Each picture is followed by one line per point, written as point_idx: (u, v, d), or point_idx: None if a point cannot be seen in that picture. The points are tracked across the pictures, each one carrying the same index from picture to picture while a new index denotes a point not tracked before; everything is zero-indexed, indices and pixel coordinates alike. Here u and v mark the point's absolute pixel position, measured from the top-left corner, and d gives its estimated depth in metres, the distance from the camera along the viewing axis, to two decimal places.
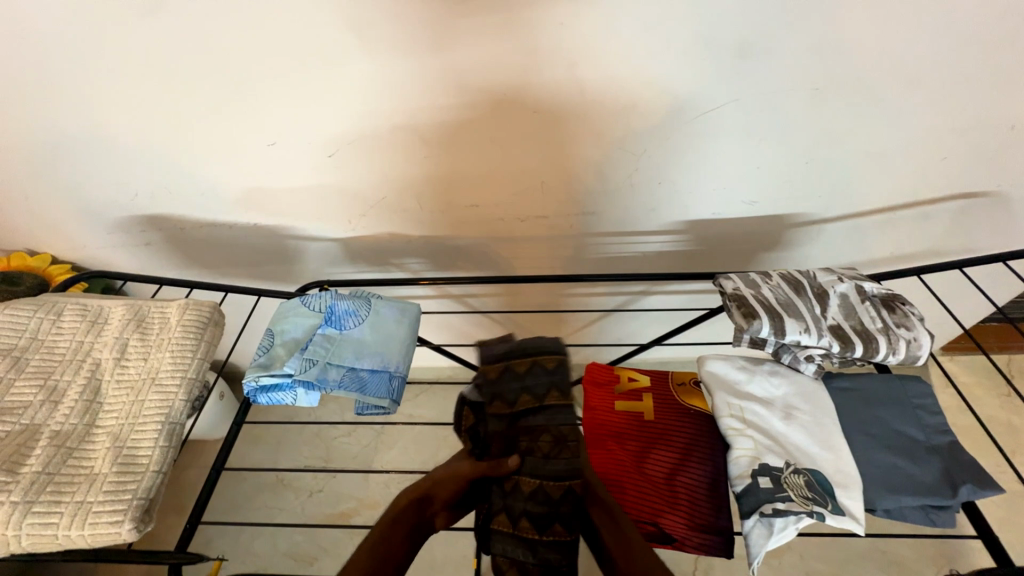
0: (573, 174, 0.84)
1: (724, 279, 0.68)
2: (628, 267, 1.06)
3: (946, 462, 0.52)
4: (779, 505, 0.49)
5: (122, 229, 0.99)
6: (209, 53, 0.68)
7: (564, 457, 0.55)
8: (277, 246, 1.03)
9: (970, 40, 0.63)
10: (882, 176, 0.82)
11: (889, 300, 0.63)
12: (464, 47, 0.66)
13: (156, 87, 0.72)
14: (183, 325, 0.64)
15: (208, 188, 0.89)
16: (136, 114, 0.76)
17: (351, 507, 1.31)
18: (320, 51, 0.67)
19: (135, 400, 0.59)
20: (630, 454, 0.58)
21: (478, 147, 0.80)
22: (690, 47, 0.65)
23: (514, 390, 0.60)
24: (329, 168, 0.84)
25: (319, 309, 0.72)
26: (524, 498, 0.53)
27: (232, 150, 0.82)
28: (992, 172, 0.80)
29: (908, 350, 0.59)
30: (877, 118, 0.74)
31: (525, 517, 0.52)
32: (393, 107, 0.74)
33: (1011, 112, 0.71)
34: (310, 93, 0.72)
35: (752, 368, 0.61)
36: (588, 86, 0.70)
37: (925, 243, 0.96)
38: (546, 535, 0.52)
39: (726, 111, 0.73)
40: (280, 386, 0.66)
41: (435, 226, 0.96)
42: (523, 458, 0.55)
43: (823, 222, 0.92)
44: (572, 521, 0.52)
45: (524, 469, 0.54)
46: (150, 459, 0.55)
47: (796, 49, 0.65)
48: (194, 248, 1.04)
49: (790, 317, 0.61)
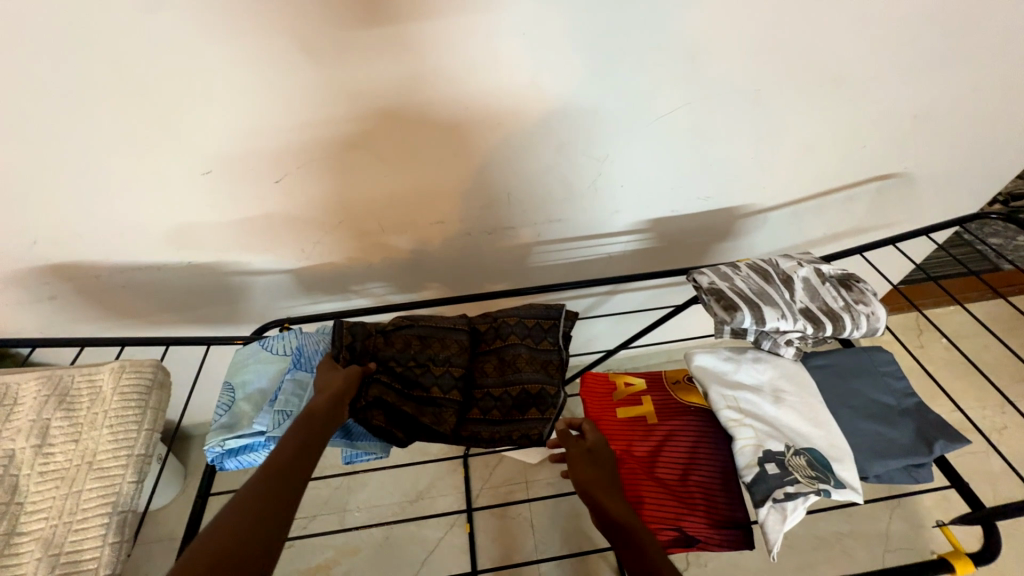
0: (539, 184, 0.84)
1: (699, 274, 0.70)
2: (594, 270, 1.07)
3: (918, 423, 0.57)
4: (789, 489, 0.51)
5: (17, 284, 0.83)
6: (123, 75, 0.59)
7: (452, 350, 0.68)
8: (217, 285, 0.92)
9: (882, 41, 0.71)
10: (815, 166, 0.90)
11: (845, 279, 0.69)
12: (423, 59, 0.63)
13: (57, 117, 0.61)
14: (121, 393, 0.55)
15: (128, 227, 0.77)
16: (30, 150, 0.64)
17: (328, 558, 1.23)
18: (260, 70, 0.61)
19: (69, 493, 0.49)
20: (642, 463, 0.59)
21: (442, 162, 0.77)
22: (645, 55, 0.67)
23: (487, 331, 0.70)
24: (276, 195, 0.77)
25: (284, 352, 0.65)
26: (436, 378, 0.66)
27: (158, 183, 0.72)
28: (902, 155, 0.91)
29: (868, 323, 0.65)
30: (810, 113, 0.80)
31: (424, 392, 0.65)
32: (347, 126, 0.68)
33: (914, 103, 0.81)
34: (251, 115, 0.65)
35: (738, 357, 0.63)
36: (550, 95, 0.70)
37: (851, 222, 1.06)
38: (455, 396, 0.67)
39: (681, 113, 0.77)
40: (250, 447, 0.59)
41: (399, 248, 0.92)
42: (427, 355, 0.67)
43: (768, 211, 0.99)
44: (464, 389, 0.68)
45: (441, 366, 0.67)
46: (98, 563, 0.46)
47: (741, 53, 0.70)
48: (113, 297, 0.90)
49: (767, 305, 0.64)
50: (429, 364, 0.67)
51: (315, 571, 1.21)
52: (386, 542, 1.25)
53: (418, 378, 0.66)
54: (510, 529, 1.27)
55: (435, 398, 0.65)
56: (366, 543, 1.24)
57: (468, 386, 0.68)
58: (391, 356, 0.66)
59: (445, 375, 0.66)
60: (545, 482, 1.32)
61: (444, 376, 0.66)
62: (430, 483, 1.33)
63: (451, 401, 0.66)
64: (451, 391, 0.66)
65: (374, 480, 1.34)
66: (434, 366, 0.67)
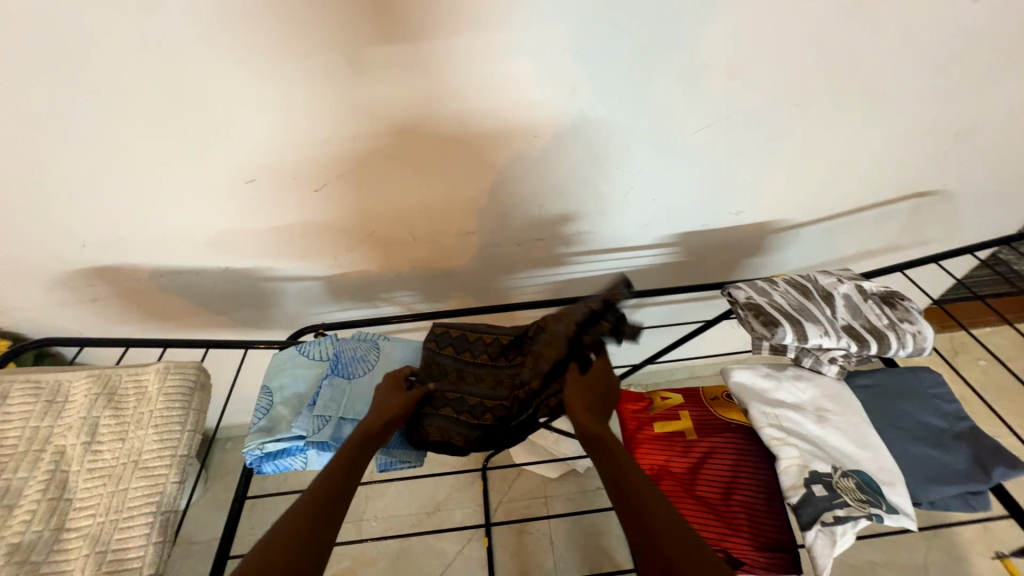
0: (571, 196, 0.84)
1: (735, 288, 0.70)
2: (622, 283, 1.06)
3: (974, 448, 0.54)
4: (839, 513, 0.49)
5: (65, 285, 0.86)
6: (179, 84, 0.61)
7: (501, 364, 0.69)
8: (251, 290, 0.94)
9: (924, 58, 0.70)
10: (850, 181, 0.89)
11: (889, 297, 0.67)
12: (465, 71, 0.64)
13: (115, 124, 0.64)
14: (166, 394, 0.56)
15: (173, 233, 0.80)
16: (87, 155, 0.67)
17: (345, 567, 1.22)
18: (307, 80, 0.62)
19: (116, 491, 0.50)
20: (677, 477, 0.58)
21: (477, 173, 0.78)
22: (684, 69, 0.68)
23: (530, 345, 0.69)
24: (313, 203, 0.78)
25: (320, 357, 0.66)
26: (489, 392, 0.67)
27: (204, 190, 0.74)
28: (941, 171, 0.89)
29: (915, 342, 0.63)
30: (847, 129, 0.80)
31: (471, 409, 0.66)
32: (388, 135, 0.70)
33: (956, 119, 0.80)
34: (297, 125, 0.67)
35: (777, 375, 0.62)
36: (586, 109, 0.71)
37: (886, 239, 1.04)
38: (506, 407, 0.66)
39: (718, 128, 0.76)
40: (288, 452, 0.59)
41: (428, 258, 0.93)
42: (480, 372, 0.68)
43: (800, 226, 0.97)
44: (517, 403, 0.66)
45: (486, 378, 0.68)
46: (142, 562, 0.46)
47: (779, 69, 0.70)
48: (152, 300, 0.93)
49: (809, 321, 0.62)
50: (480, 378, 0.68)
51: None
52: (404, 553, 1.24)
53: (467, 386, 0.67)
54: (528, 544, 1.24)
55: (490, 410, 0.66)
56: (384, 553, 1.23)
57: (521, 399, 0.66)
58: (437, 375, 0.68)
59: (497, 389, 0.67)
60: (564, 497, 1.30)
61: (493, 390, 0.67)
62: (448, 495, 1.32)
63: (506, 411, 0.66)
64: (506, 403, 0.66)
65: (392, 490, 1.33)
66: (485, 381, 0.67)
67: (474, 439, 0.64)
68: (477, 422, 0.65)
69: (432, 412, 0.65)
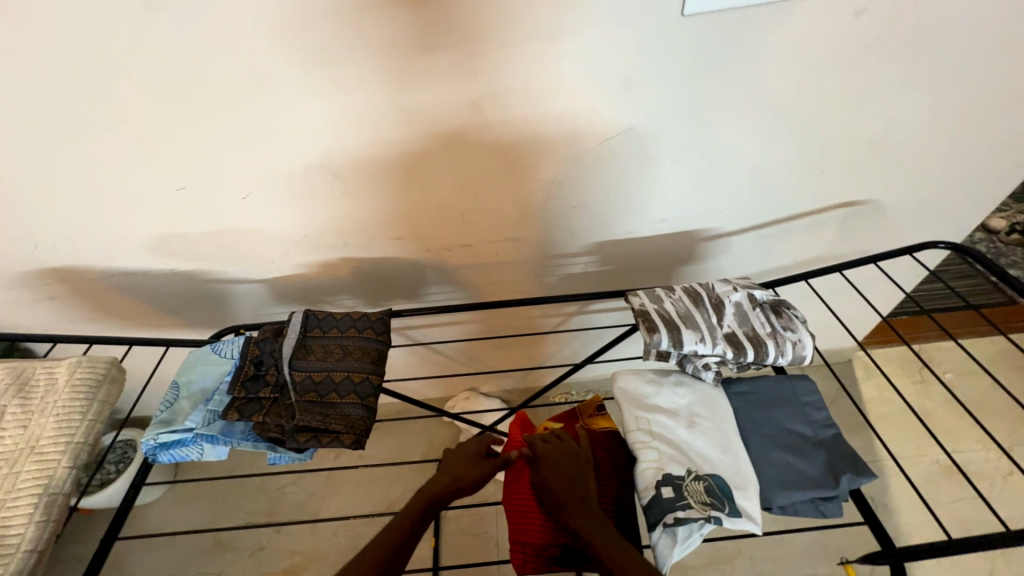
0: (494, 205, 0.86)
1: (632, 294, 0.71)
2: (562, 289, 1.08)
3: (831, 455, 0.55)
4: (679, 514, 0.50)
5: (23, 284, 0.92)
6: (104, 101, 0.65)
7: (350, 359, 0.68)
8: (197, 292, 0.99)
9: (825, 73, 0.71)
10: (778, 191, 0.89)
11: (776, 305, 0.69)
12: (366, 88, 0.67)
13: (49, 138, 0.69)
14: (72, 386, 0.61)
15: (113, 236, 0.84)
16: (27, 165, 0.72)
17: (295, 562, 1.20)
18: (217, 94, 0.66)
19: (11, 472, 0.55)
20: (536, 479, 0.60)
21: (397, 183, 0.80)
22: (587, 84, 0.69)
23: (375, 328, 0.71)
24: (243, 209, 0.82)
25: (231, 355, 0.69)
26: (334, 382, 0.65)
27: (136, 197, 0.78)
28: (868, 182, 0.89)
29: (794, 351, 0.64)
30: (762, 141, 0.80)
31: (313, 400, 0.64)
32: (305, 146, 0.73)
33: (870, 129, 0.80)
34: (214, 138, 0.71)
35: (659, 380, 0.64)
36: (491, 120, 0.72)
37: (825, 248, 1.04)
38: (348, 397, 0.65)
39: (630, 137, 0.77)
40: (183, 442, 0.63)
41: (363, 263, 0.95)
42: (314, 364, 0.67)
43: (731, 234, 0.98)
44: (366, 393, 0.66)
45: (329, 371, 0.66)
46: (21, 539, 0.53)
47: (679, 83, 0.71)
48: (105, 299, 0.98)
49: (688, 328, 0.64)
50: (322, 373, 0.66)
51: None
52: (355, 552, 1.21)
53: (336, 383, 0.66)
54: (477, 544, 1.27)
55: (334, 403, 0.64)
56: (335, 548, 1.21)
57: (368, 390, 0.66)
58: (272, 371, 0.66)
59: (346, 380, 0.66)
60: None
61: (338, 381, 0.66)
62: (401, 495, 1.30)
63: (359, 404, 0.65)
64: (349, 394, 0.65)
65: (347, 486, 1.31)
66: (334, 372, 0.66)
67: (319, 426, 0.62)
68: (323, 410, 0.63)
69: (268, 408, 0.63)
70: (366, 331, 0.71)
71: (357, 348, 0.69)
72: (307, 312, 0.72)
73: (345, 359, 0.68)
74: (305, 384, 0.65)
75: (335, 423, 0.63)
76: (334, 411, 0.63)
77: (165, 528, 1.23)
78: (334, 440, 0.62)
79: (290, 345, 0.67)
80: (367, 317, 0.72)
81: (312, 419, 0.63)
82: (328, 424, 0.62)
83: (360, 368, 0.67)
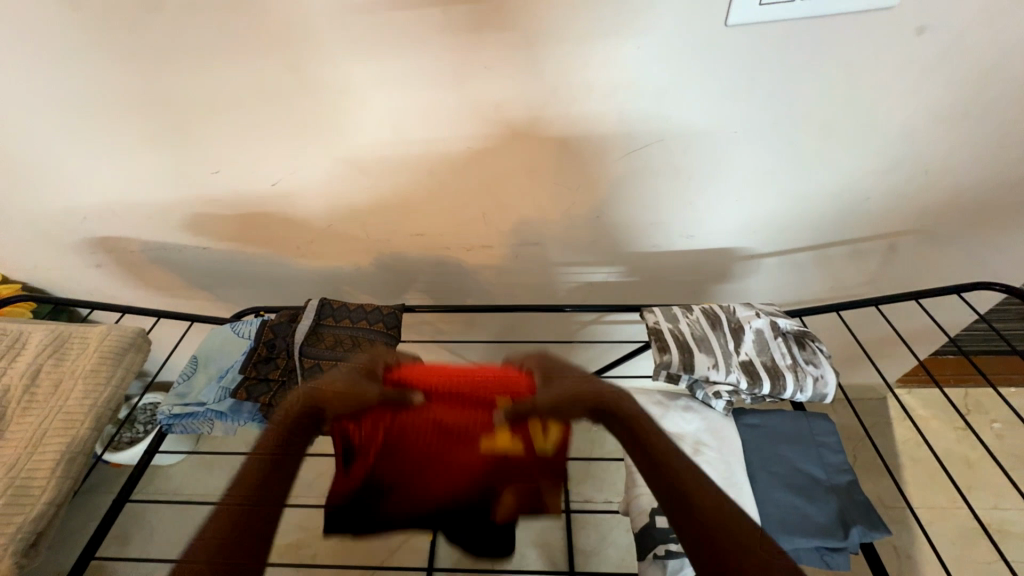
0: (514, 208, 0.85)
1: (646, 311, 0.68)
2: (580, 298, 1.06)
3: (843, 504, 0.52)
4: (672, 547, 0.50)
5: (76, 252, 0.99)
6: (149, 87, 0.69)
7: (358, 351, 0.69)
8: (229, 270, 1.03)
9: (875, 94, 0.66)
10: (816, 214, 0.84)
11: (801, 337, 0.65)
12: (393, 87, 0.68)
13: (103, 120, 0.74)
14: (101, 351, 0.65)
15: (156, 214, 0.89)
16: (83, 143, 0.77)
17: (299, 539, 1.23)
18: (252, 85, 0.68)
19: (39, 428, 0.60)
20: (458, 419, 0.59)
21: (420, 180, 0.81)
22: (613, 92, 0.67)
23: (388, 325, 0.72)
24: (273, 195, 0.84)
25: (247, 336, 0.71)
26: None
27: (175, 178, 0.82)
28: (919, 211, 0.82)
29: (815, 387, 0.61)
30: (803, 160, 0.75)
31: None
32: (333, 140, 0.75)
33: (924, 156, 0.74)
34: (249, 127, 0.74)
35: (667, 403, 0.62)
36: (515, 124, 0.72)
37: (867, 278, 0.98)
38: None
39: (655, 150, 0.75)
40: (195, 416, 0.66)
41: (385, 256, 0.96)
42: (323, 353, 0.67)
43: (762, 256, 0.93)
44: None
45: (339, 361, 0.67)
46: (43, 491, 0.57)
47: (713, 95, 0.68)
48: (146, 270, 1.04)
49: (700, 352, 0.61)
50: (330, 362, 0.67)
51: (285, 550, 1.21)
52: None
53: None
54: None
55: None
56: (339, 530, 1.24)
57: None
58: (283, 356, 0.68)
59: None
60: None
61: None
62: None
63: None
64: None
65: None
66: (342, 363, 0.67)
67: None
68: None
69: (275, 391, 0.65)
70: (377, 326, 0.71)
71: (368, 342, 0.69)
72: (323, 301, 0.74)
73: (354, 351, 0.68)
74: (313, 371, 0.66)
75: None
76: None
77: (185, 490, 1.30)
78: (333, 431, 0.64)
79: (303, 332, 0.69)
80: (380, 311, 0.73)
81: None
82: None
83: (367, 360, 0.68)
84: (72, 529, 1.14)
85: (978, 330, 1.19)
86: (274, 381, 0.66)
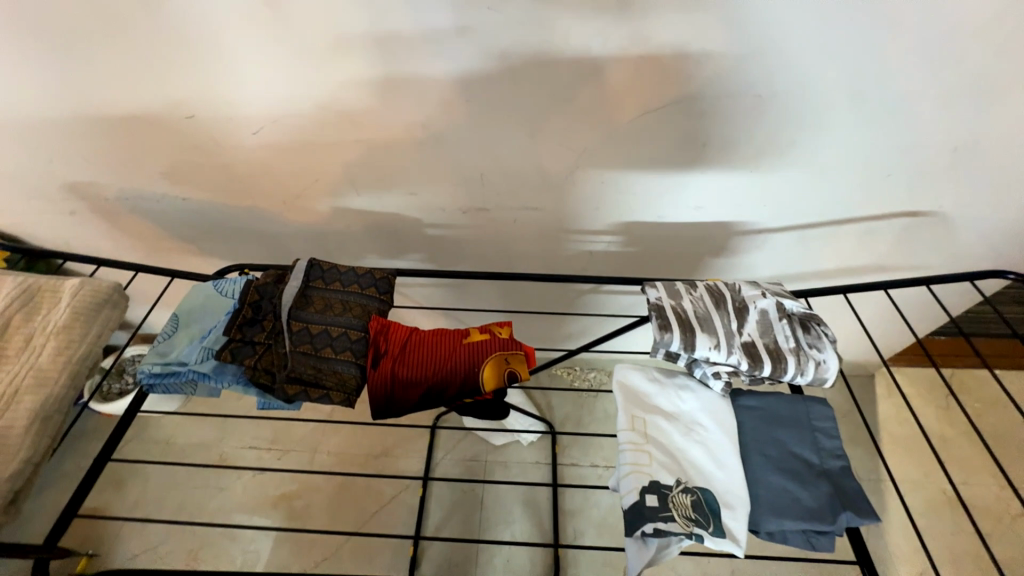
0: (514, 169, 0.80)
1: (648, 285, 0.65)
2: (579, 267, 1.03)
3: (834, 488, 0.53)
4: (660, 525, 0.49)
5: (46, 197, 0.93)
6: (108, 15, 0.61)
7: (348, 315, 0.66)
8: (211, 222, 0.98)
9: (915, 60, 0.61)
10: (831, 189, 0.80)
11: (806, 319, 0.63)
12: (386, 26, 0.61)
13: (60, 52, 0.66)
14: (75, 307, 0.62)
15: (130, 160, 0.83)
16: (42, 78, 0.70)
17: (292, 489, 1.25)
18: (226, 18, 0.61)
19: (8, 385, 0.57)
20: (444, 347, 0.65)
21: (415, 134, 0.75)
22: (628, 44, 0.61)
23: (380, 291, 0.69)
24: (256, 144, 0.78)
25: (230, 295, 0.68)
26: (330, 337, 0.64)
27: (148, 122, 0.75)
28: (941, 189, 0.78)
29: (816, 371, 0.60)
30: (826, 130, 0.70)
31: (307, 352, 0.63)
32: (319, 86, 0.68)
33: (955, 132, 0.69)
34: (225, 67, 0.67)
35: (664, 381, 0.60)
36: (519, 75, 0.65)
37: (874, 258, 0.95)
38: (342, 354, 0.63)
39: (670, 113, 0.69)
40: (177, 376, 0.64)
41: (376, 214, 0.91)
42: (312, 316, 0.65)
43: (769, 230, 0.90)
44: (360, 351, 0.64)
45: (328, 325, 0.65)
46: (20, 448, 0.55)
47: (738, 53, 0.61)
48: (123, 219, 0.98)
49: (702, 331, 0.59)
50: (318, 325, 0.64)
51: (277, 500, 1.23)
52: (348, 489, 1.25)
53: (332, 338, 0.64)
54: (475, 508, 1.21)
55: (326, 358, 0.63)
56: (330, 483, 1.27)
57: (362, 349, 0.65)
58: (269, 317, 0.65)
59: (341, 335, 0.64)
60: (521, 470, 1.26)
61: (332, 336, 0.64)
62: (398, 442, 1.32)
63: (351, 362, 0.64)
64: (343, 351, 0.64)
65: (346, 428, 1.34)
66: (331, 326, 0.65)
67: (309, 380, 0.62)
68: (315, 365, 0.63)
69: (260, 354, 0.63)
70: (368, 290, 0.69)
71: (359, 306, 0.67)
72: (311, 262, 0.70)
73: (343, 316, 0.66)
74: (301, 335, 0.64)
75: (325, 380, 0.62)
76: (328, 366, 0.63)
77: (176, 440, 1.31)
78: (321, 397, 0.62)
79: (290, 293, 0.65)
80: (372, 275, 0.70)
81: (304, 371, 0.62)
82: (318, 378, 0.62)
83: (357, 325, 0.65)
84: (66, 476, 1.16)
85: (977, 313, 1.19)
86: (258, 344, 0.63)
